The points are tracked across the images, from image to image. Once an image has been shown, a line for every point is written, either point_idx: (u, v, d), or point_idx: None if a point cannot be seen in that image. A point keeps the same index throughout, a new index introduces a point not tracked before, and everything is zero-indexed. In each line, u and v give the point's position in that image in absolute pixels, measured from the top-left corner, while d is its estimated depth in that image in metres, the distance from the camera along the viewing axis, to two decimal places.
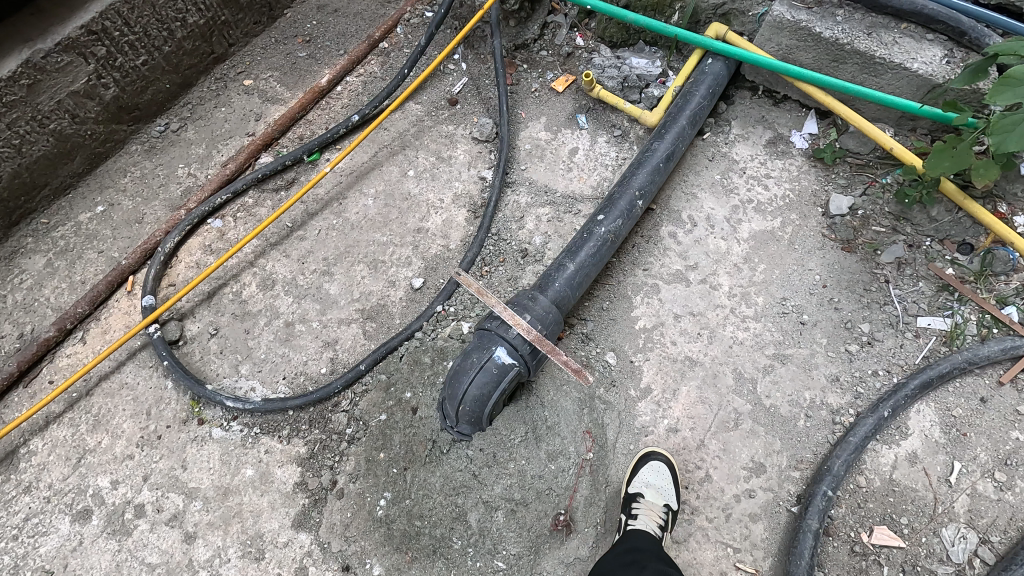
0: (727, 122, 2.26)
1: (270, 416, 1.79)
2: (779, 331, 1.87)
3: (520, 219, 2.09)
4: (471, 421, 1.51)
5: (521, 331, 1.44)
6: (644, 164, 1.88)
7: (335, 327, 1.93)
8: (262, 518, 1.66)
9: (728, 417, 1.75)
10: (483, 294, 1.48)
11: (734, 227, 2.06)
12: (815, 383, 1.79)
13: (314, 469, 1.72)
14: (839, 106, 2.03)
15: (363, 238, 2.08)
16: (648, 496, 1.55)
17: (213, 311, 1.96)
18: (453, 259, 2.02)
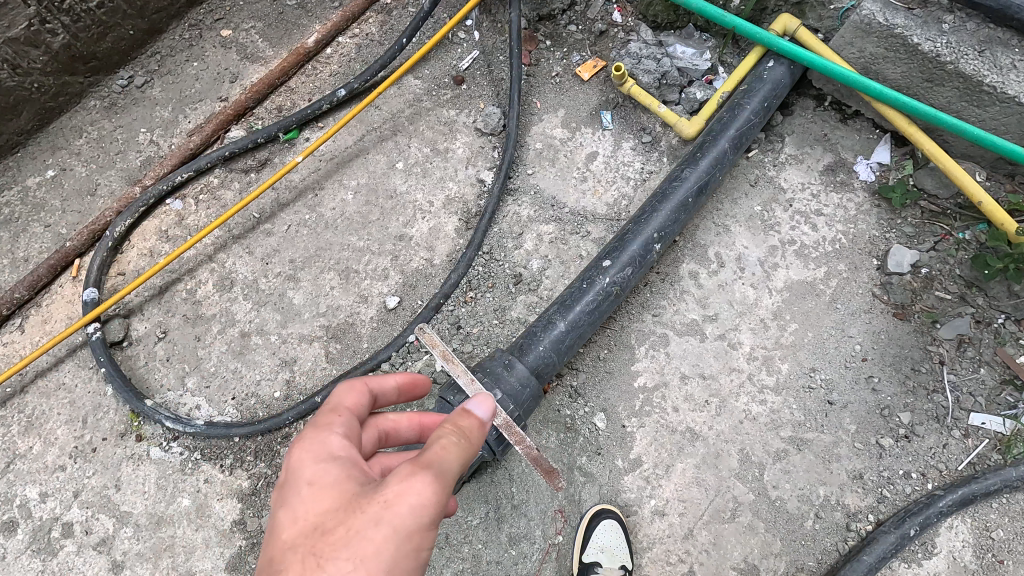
0: (780, 138, 1.88)
1: (214, 440, 1.62)
2: (801, 409, 1.60)
3: (517, 237, 1.81)
4: None
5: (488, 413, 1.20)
6: (669, 195, 1.55)
7: (294, 344, 1.72)
8: (195, 555, 1.53)
9: (725, 506, 1.52)
10: (450, 359, 1.24)
11: (767, 273, 1.74)
12: (833, 479, 1.53)
13: (255, 508, 1.56)
14: (922, 139, 1.65)
15: (337, 241, 1.83)
16: (604, 562, 1.42)
17: (163, 310, 1.75)
18: (436, 277, 1.77)
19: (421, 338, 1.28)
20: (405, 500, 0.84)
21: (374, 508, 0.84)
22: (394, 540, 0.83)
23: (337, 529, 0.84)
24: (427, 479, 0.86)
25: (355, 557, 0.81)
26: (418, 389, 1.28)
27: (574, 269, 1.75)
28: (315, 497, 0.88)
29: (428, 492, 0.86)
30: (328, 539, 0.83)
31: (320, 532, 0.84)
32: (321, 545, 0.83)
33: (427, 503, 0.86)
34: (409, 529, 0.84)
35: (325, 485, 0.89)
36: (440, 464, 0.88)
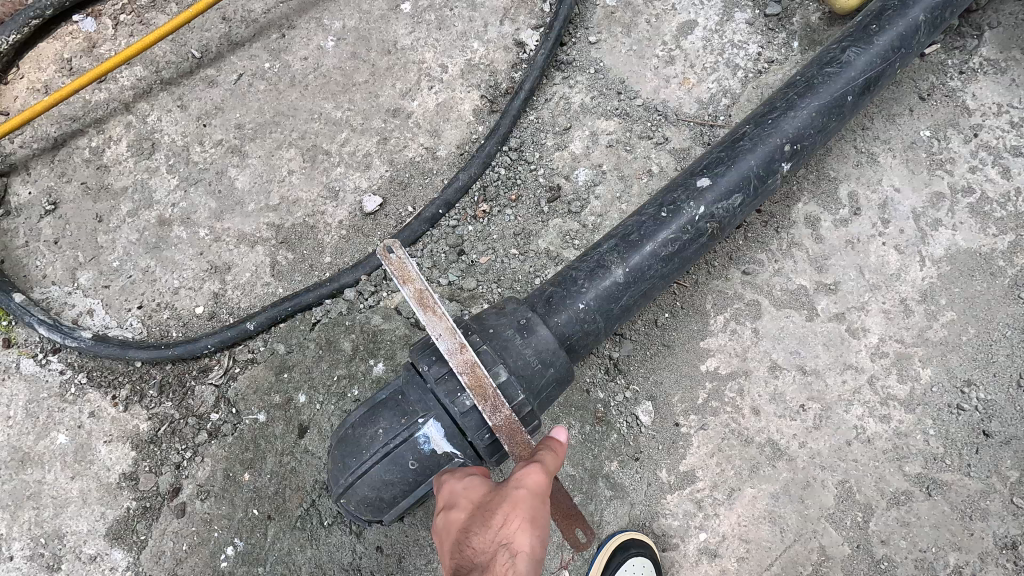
0: (977, 32, 1.24)
1: (107, 362, 1.18)
2: (940, 438, 1.09)
3: (561, 133, 1.25)
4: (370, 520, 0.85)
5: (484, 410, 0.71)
6: (818, 85, 0.96)
7: (230, 245, 1.22)
8: (67, 511, 1.12)
9: (806, 559, 1.05)
10: (428, 304, 0.74)
11: (922, 233, 1.17)
12: (973, 544, 1.04)
13: (152, 461, 1.13)
14: None
15: (304, 106, 1.28)
16: None
17: (55, 173, 1.25)
18: (438, 177, 1.23)
19: (384, 263, 0.76)
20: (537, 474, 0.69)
21: (509, 490, 0.67)
22: (534, 521, 0.65)
23: (500, 503, 0.66)
24: (546, 463, 0.71)
25: (511, 534, 0.64)
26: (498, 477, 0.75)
27: (637, 190, 1.20)
28: (471, 500, 0.69)
29: (548, 471, 0.70)
30: (486, 535, 0.64)
31: (483, 512, 0.67)
32: (488, 536, 0.64)
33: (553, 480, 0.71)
34: (545, 510, 0.67)
35: (475, 492, 0.70)
36: (551, 448, 0.74)
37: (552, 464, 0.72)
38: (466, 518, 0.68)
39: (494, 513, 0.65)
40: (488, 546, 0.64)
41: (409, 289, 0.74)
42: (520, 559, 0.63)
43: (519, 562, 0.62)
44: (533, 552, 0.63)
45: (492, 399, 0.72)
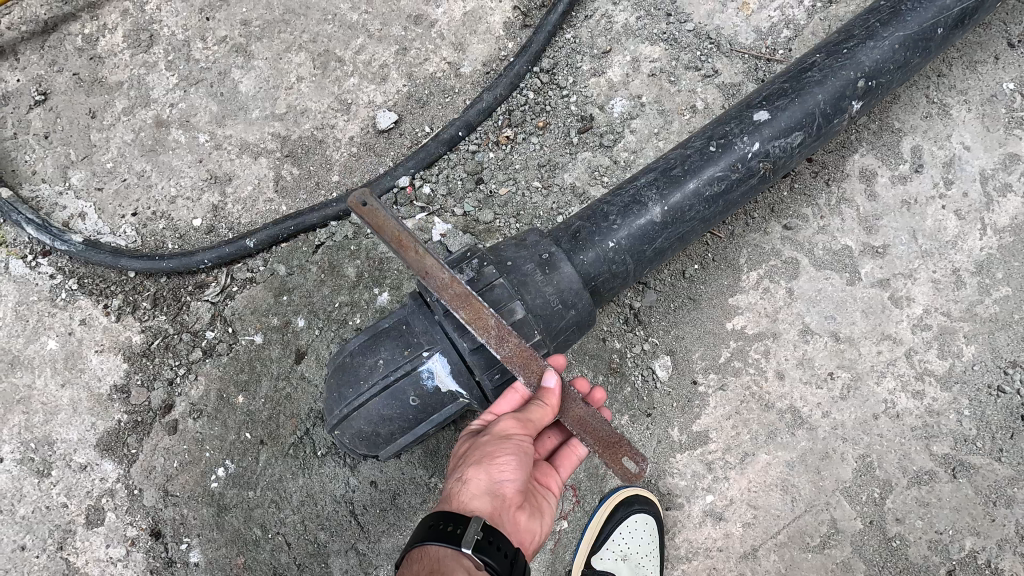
0: None
1: (100, 270, 1.12)
2: (975, 420, 1.02)
3: (600, 56, 1.12)
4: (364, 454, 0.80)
5: (490, 343, 0.65)
6: (904, 13, 0.83)
7: (231, 154, 1.13)
8: (57, 419, 1.09)
9: (814, 530, 1.01)
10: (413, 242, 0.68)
11: (988, 198, 1.06)
12: (994, 532, 0.99)
13: (145, 375, 1.09)
14: None
15: (318, 5, 1.16)
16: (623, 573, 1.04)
17: (45, 60, 1.15)
18: (460, 96, 1.12)
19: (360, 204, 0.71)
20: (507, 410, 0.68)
21: (482, 438, 0.67)
22: (497, 459, 0.65)
23: (471, 449, 0.68)
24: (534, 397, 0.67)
25: (470, 473, 0.65)
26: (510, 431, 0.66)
27: (678, 127, 1.08)
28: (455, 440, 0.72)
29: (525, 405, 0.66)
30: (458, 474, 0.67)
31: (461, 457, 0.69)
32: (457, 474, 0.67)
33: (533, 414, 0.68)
34: (508, 454, 0.65)
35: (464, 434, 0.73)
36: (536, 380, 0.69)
37: (544, 398, 0.66)
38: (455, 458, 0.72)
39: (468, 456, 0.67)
40: (455, 484, 0.66)
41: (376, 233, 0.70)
42: (476, 494, 0.64)
43: (473, 495, 0.64)
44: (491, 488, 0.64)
45: (496, 329, 0.65)
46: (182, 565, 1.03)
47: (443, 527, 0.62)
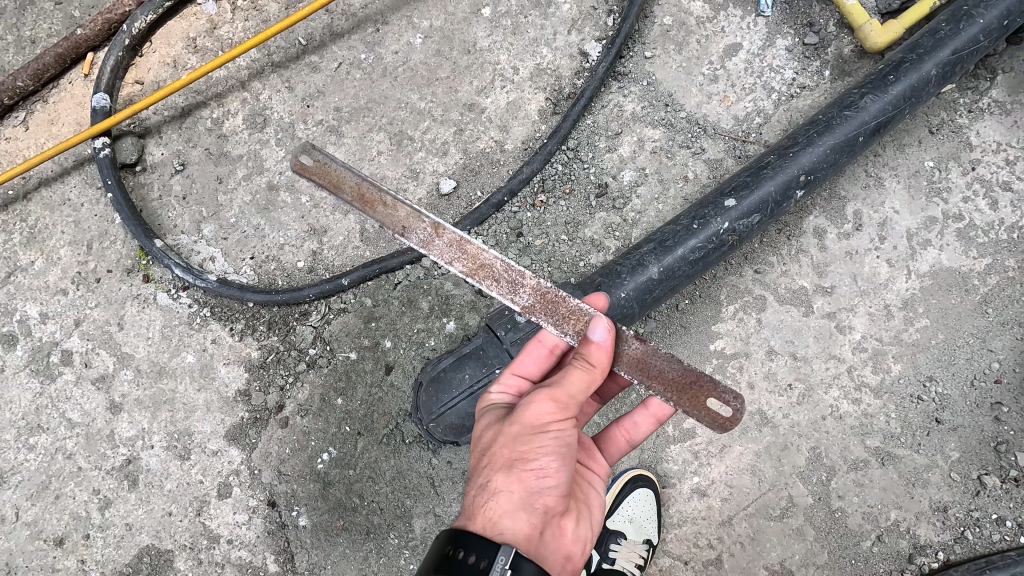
0: (990, 74, 1.40)
1: (226, 300, 1.44)
2: (900, 421, 1.33)
3: (613, 137, 1.45)
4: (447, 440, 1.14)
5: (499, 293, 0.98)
6: (834, 126, 1.17)
7: (327, 211, 1.46)
8: (194, 416, 1.42)
9: (776, 503, 1.32)
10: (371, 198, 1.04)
11: (913, 250, 1.38)
12: (912, 506, 1.31)
13: (262, 382, 1.41)
14: None
15: (394, 95, 1.49)
16: (631, 534, 1.34)
17: (183, 138, 1.49)
18: (504, 167, 1.45)
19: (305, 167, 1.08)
20: (544, 414, 0.87)
21: (512, 436, 0.87)
22: (530, 463, 0.85)
23: (504, 453, 0.87)
24: (580, 356, 0.91)
25: (503, 483, 0.86)
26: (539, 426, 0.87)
27: (673, 193, 1.40)
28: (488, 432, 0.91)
29: (564, 385, 0.87)
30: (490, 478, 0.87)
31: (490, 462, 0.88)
32: (490, 482, 0.87)
33: (566, 418, 0.88)
34: (538, 459, 0.86)
35: (494, 416, 0.93)
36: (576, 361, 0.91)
37: (573, 385, 0.88)
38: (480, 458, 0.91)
39: (500, 462, 0.87)
40: (488, 491, 0.86)
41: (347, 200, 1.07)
42: (508, 501, 0.85)
43: (508, 508, 0.84)
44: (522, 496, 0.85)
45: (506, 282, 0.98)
46: (294, 526, 1.36)
47: (470, 560, 0.80)
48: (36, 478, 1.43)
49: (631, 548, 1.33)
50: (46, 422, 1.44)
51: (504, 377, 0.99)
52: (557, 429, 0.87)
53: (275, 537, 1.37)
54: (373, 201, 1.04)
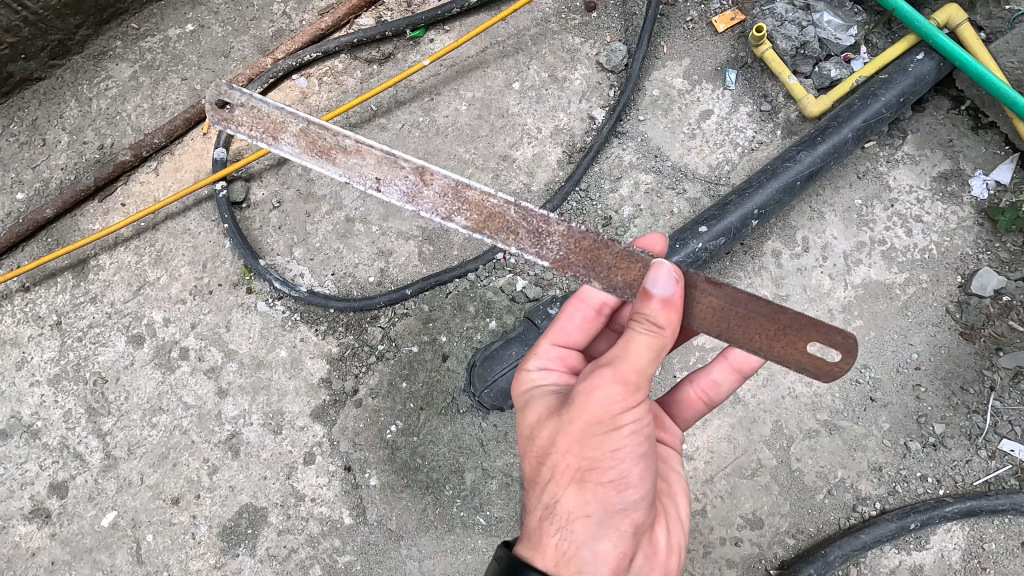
0: (902, 134, 1.84)
1: (312, 307, 1.82)
2: (842, 399, 1.71)
3: (615, 180, 1.87)
4: (492, 403, 1.53)
5: (536, 256, 1.17)
6: (778, 173, 1.64)
7: (392, 238, 1.87)
8: (286, 398, 1.79)
9: (747, 464, 1.69)
10: (327, 151, 1.16)
11: (848, 267, 1.78)
12: (853, 465, 1.68)
13: (340, 371, 1.78)
14: None
15: (445, 149, 1.92)
16: None
17: (279, 181, 1.91)
18: (531, 204, 1.86)
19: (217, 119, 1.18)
20: (613, 411, 0.99)
21: (584, 434, 1.00)
22: (606, 465, 0.99)
23: (581, 460, 1.01)
24: (642, 322, 1.00)
25: (583, 492, 1.01)
26: (609, 419, 0.99)
27: (663, 224, 1.82)
28: (549, 452, 1.04)
29: (623, 363, 0.99)
30: (571, 488, 1.02)
31: (569, 473, 1.02)
32: (572, 495, 1.02)
33: (632, 405, 1.00)
34: (613, 460, 0.99)
35: (561, 412, 1.04)
36: (631, 345, 1.00)
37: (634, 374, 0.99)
38: (557, 463, 1.04)
39: (578, 469, 1.02)
40: (570, 501, 1.02)
41: (289, 148, 1.18)
42: (590, 513, 1.01)
43: (589, 518, 1.00)
44: (601, 506, 1.00)
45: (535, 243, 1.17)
46: (366, 486, 1.71)
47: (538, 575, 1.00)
48: (158, 449, 1.78)
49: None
50: (166, 404, 1.81)
51: (555, 340, 1.25)
52: (621, 440, 0.99)
53: (350, 495, 1.72)
54: (335, 149, 1.17)
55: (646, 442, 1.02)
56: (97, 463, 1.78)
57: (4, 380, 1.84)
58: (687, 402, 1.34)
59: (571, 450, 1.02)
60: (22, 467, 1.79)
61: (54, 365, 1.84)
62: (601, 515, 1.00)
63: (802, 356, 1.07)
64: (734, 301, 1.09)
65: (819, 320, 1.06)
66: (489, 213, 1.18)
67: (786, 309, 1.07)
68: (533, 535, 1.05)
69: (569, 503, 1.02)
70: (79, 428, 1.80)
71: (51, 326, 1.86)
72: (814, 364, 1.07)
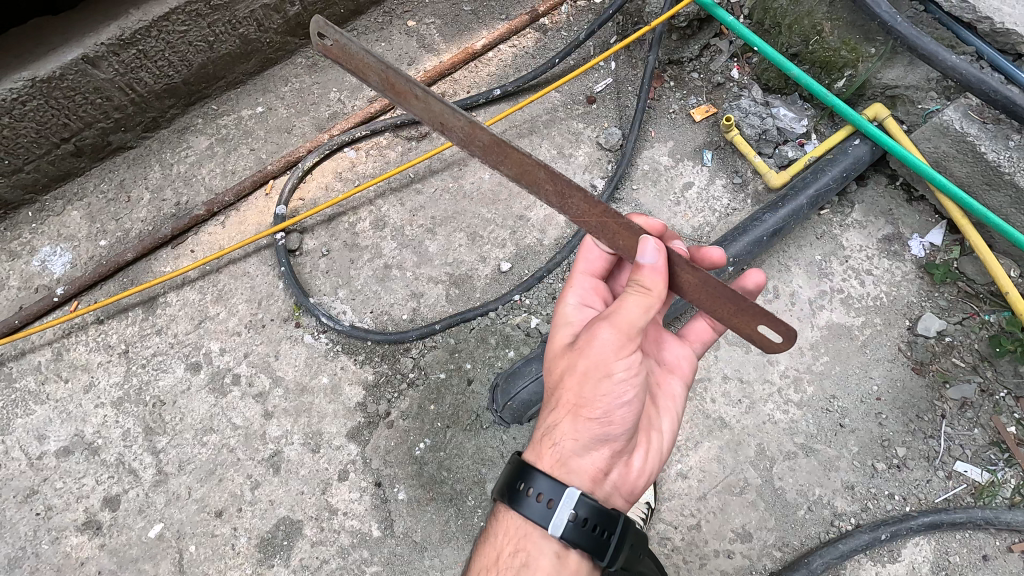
0: (850, 203, 2.22)
1: (352, 339, 2.09)
2: (816, 425, 1.96)
3: None
4: (512, 413, 1.85)
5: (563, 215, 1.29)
6: (747, 231, 2.00)
7: (424, 282, 2.17)
8: (325, 420, 2.01)
9: (736, 483, 1.91)
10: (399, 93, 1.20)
11: (813, 311, 2.09)
12: (829, 484, 1.90)
13: (375, 397, 2.02)
14: (949, 206, 2.04)
15: (470, 209, 2.27)
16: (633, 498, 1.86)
17: (329, 233, 2.25)
18: (543, 255, 2.18)
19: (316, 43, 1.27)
20: (606, 355, 1.25)
21: (582, 371, 1.27)
22: (598, 396, 1.25)
23: (579, 389, 1.27)
24: (637, 285, 1.24)
25: (579, 414, 1.27)
26: (604, 360, 1.25)
27: None
28: (558, 387, 1.32)
29: (619, 320, 1.25)
30: (570, 411, 1.28)
31: (569, 400, 1.28)
32: (571, 416, 1.28)
33: (622, 352, 1.25)
34: (603, 392, 1.25)
35: (569, 356, 1.32)
36: (625, 305, 1.25)
37: (626, 327, 1.25)
38: (561, 393, 1.30)
39: (577, 397, 1.27)
40: (569, 418, 1.28)
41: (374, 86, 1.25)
42: (584, 430, 1.26)
43: (581, 433, 1.26)
44: (592, 426, 1.26)
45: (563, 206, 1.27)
46: (394, 500, 1.90)
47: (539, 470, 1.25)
48: (206, 466, 1.98)
49: (635, 507, 1.84)
50: (217, 424, 2.02)
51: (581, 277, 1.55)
52: (608, 382, 1.25)
53: (379, 509, 1.89)
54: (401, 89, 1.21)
55: (632, 384, 1.26)
56: (148, 478, 1.97)
57: (72, 402, 2.06)
58: (695, 330, 1.59)
59: (571, 384, 1.28)
60: (79, 481, 1.96)
61: (118, 389, 2.07)
62: (590, 434, 1.26)
63: (750, 331, 1.31)
64: (707, 283, 1.29)
65: (771, 312, 1.27)
66: (522, 166, 1.23)
67: (746, 299, 1.28)
68: (533, 445, 1.32)
69: (568, 422, 1.28)
70: (136, 446, 2.00)
71: (119, 354, 2.11)
72: (760, 337, 1.31)
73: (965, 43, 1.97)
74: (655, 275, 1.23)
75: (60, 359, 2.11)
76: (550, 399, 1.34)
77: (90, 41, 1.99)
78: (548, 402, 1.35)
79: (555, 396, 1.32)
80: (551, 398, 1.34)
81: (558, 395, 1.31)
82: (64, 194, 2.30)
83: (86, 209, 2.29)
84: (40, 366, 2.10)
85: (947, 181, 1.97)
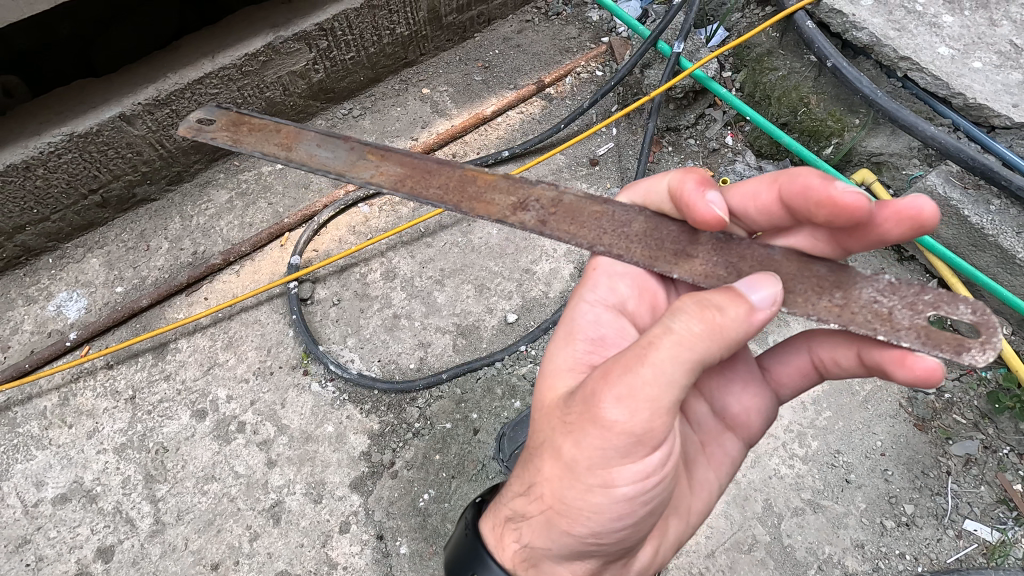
0: None
1: (359, 388, 2.11)
2: (822, 480, 1.96)
3: None
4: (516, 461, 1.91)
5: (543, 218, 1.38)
6: None
7: (431, 332, 2.22)
8: (329, 469, 1.99)
9: (744, 540, 1.88)
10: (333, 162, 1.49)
11: None
12: (839, 542, 1.87)
13: (379, 446, 2.01)
14: (940, 266, 2.11)
15: (478, 262, 2.35)
16: None
17: (341, 283, 2.32)
18: (548, 307, 2.24)
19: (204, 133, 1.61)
20: (608, 459, 1.13)
21: (573, 462, 1.16)
22: (588, 499, 1.17)
23: (567, 484, 1.18)
24: (667, 365, 1.07)
25: (560, 510, 1.20)
26: (603, 461, 1.14)
27: None
28: (541, 467, 1.22)
29: (630, 421, 1.09)
30: (551, 502, 1.20)
31: (553, 490, 1.20)
32: (553, 509, 1.20)
33: (626, 458, 1.13)
34: (592, 496, 1.16)
35: (562, 434, 1.18)
36: (642, 397, 1.09)
37: (637, 430, 1.10)
38: (545, 472, 1.21)
39: (563, 491, 1.18)
40: (551, 512, 1.21)
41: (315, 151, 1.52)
42: (566, 531, 1.21)
43: (562, 536, 1.21)
44: (575, 528, 1.20)
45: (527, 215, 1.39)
46: (396, 554, 1.86)
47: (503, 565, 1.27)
48: (205, 516, 1.94)
49: None
50: (219, 472, 2.00)
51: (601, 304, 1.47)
52: (603, 491, 1.16)
53: (380, 563, 1.85)
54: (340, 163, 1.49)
55: (634, 494, 1.17)
56: (145, 528, 1.93)
57: (74, 447, 2.04)
58: (794, 369, 1.47)
59: (553, 478, 1.20)
60: (74, 530, 1.92)
61: (122, 435, 2.06)
62: (573, 537, 1.21)
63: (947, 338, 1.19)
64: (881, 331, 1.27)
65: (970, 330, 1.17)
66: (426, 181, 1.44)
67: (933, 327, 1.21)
68: (495, 526, 1.31)
69: (546, 513, 1.21)
70: (135, 494, 1.97)
71: (125, 400, 2.12)
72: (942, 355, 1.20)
73: (941, 116, 2.13)
74: (705, 340, 1.07)
75: (65, 404, 2.11)
76: (529, 470, 1.25)
77: (128, 101, 2.13)
78: (528, 473, 1.26)
79: (536, 471, 1.23)
80: (532, 468, 1.25)
81: (540, 472, 1.22)
82: (85, 242, 2.38)
83: (106, 257, 2.36)
84: (46, 411, 2.10)
85: (937, 243, 2.06)
